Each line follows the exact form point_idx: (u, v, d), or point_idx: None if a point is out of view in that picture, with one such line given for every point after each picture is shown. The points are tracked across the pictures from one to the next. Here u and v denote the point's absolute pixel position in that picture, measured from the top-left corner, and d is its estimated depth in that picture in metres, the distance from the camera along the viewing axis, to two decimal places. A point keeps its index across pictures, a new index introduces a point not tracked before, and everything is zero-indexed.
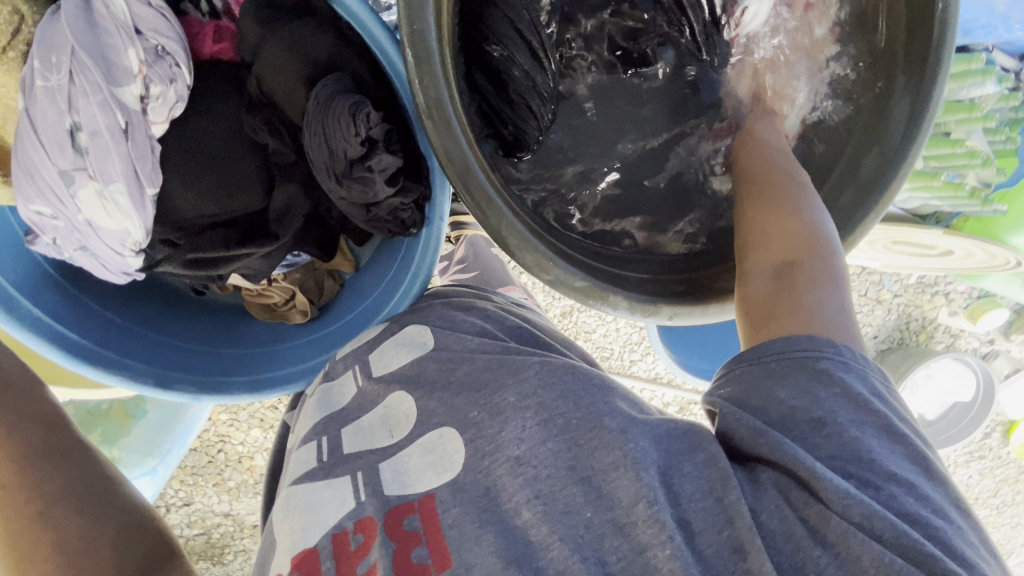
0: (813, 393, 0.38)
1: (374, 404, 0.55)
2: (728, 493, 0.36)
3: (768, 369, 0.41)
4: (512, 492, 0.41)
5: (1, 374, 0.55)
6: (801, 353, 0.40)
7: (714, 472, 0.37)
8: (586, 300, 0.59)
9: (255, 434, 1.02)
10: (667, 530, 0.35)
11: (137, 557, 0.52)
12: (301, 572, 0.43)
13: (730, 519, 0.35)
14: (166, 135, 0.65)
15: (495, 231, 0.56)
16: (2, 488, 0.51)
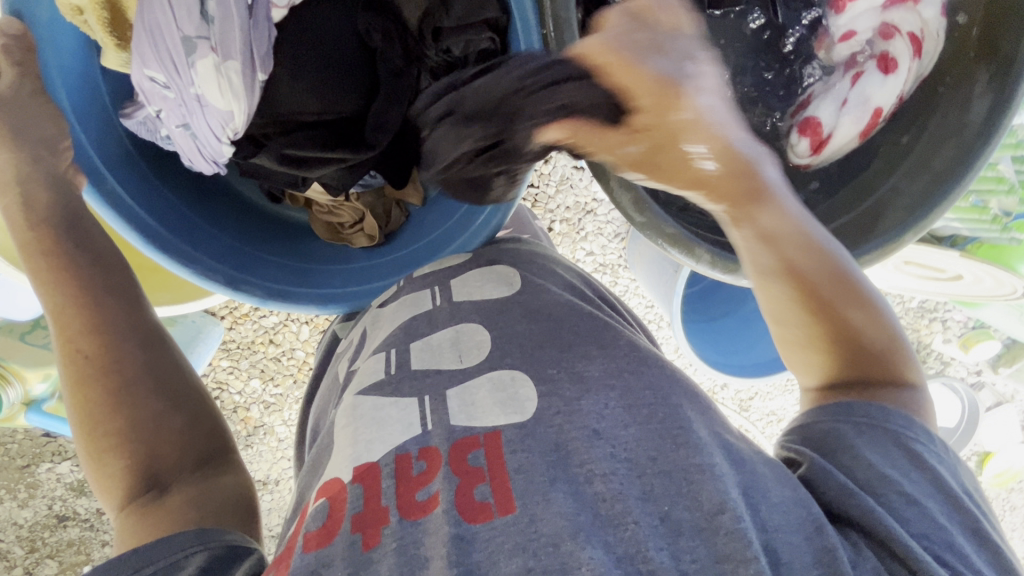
0: (905, 470, 0.42)
1: (443, 325, 0.55)
2: (821, 539, 0.37)
3: (847, 433, 0.45)
4: (593, 461, 0.40)
5: (101, 248, 0.56)
6: (886, 424, 0.45)
7: (806, 512, 0.38)
8: (672, 247, 0.65)
9: (253, 385, 1.09)
10: (753, 549, 0.35)
11: (199, 449, 0.54)
12: (363, 483, 0.41)
13: (825, 562, 0.36)
14: (283, 20, 0.63)
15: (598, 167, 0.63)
16: (86, 359, 0.52)
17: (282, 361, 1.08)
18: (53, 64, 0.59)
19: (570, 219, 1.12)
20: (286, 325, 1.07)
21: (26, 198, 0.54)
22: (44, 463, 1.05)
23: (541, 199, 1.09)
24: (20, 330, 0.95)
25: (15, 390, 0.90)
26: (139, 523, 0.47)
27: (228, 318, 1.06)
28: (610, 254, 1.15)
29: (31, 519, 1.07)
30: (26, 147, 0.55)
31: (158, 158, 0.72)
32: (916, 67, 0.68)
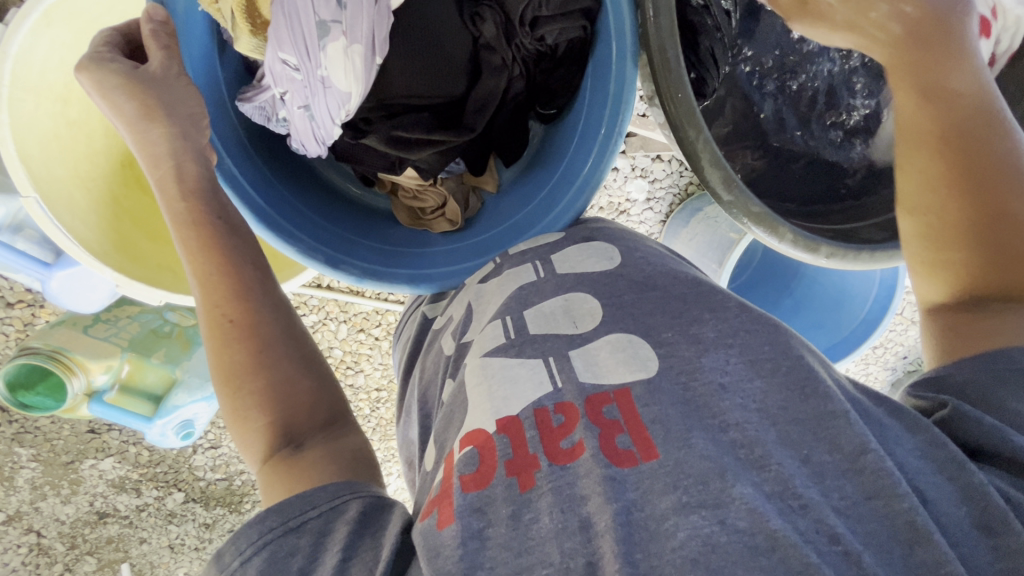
0: None
1: (553, 295, 0.58)
2: (963, 475, 0.39)
3: (992, 383, 0.46)
4: (727, 413, 0.42)
5: (236, 220, 0.59)
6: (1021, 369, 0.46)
7: (943, 454, 0.40)
8: (757, 226, 0.66)
9: None
10: (902, 486, 0.36)
11: (327, 409, 0.57)
12: (508, 433, 0.44)
13: (971, 496, 0.37)
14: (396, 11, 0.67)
15: (691, 147, 0.64)
16: (230, 323, 0.55)
17: None
18: (186, 50, 0.63)
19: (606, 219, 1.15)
20: (325, 323, 1.12)
21: (178, 169, 0.57)
22: (88, 459, 1.09)
23: None
24: (83, 324, 0.99)
25: (79, 381, 0.95)
26: (285, 475, 0.51)
27: None
28: None
29: (73, 515, 1.11)
30: (176, 123, 0.57)
31: (262, 145, 0.77)
32: (989, 45, 0.74)
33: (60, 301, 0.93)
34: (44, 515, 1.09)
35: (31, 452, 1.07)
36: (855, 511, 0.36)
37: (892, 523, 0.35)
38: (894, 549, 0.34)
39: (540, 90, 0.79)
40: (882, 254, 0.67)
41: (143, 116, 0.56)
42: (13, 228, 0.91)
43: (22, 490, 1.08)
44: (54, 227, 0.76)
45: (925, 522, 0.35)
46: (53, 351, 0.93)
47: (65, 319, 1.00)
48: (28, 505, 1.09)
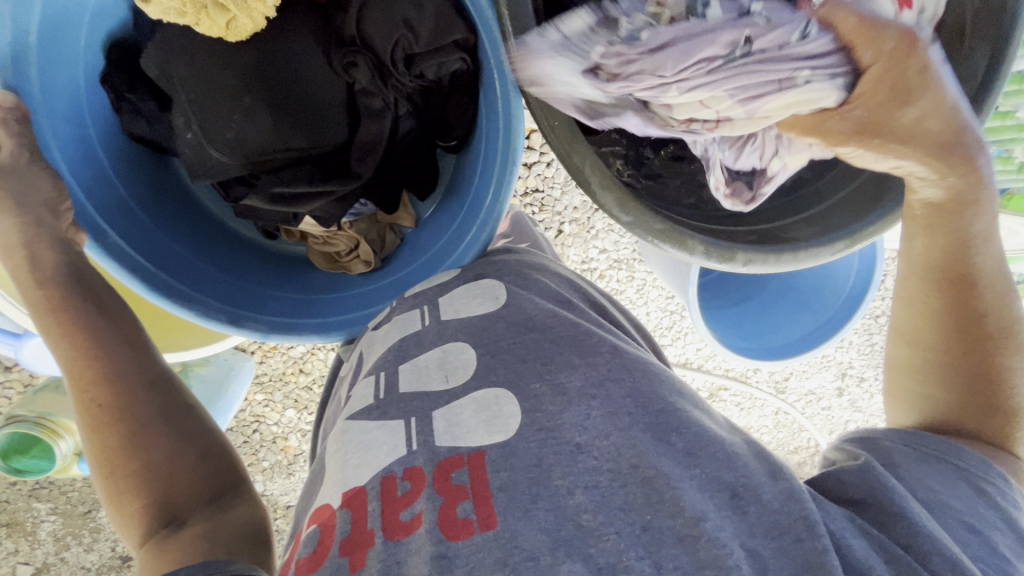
0: (967, 500, 0.44)
1: (431, 346, 0.57)
2: (811, 537, 0.36)
3: (920, 464, 0.46)
4: (566, 492, 0.39)
5: (109, 300, 0.59)
6: (970, 470, 0.46)
7: (798, 512, 0.37)
8: (662, 242, 0.58)
9: (289, 415, 1.12)
10: (734, 558, 0.35)
11: (213, 482, 0.57)
12: (350, 508, 0.42)
13: (810, 565, 0.35)
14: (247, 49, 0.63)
15: (578, 172, 0.57)
16: (100, 407, 0.55)
17: (315, 390, 1.11)
18: (46, 129, 0.62)
19: (580, 219, 1.09)
20: (314, 354, 1.09)
21: (31, 258, 0.56)
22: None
23: (548, 202, 1.07)
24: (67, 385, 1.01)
25: (66, 443, 0.95)
26: (156, 558, 0.50)
27: (258, 353, 1.08)
28: (624, 249, 1.13)
29: (98, 561, 1.12)
30: (27, 212, 0.57)
31: (155, 204, 0.75)
32: None
33: (37, 368, 0.95)
34: (70, 564, 1.12)
35: (49, 506, 1.08)
36: None
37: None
38: None
39: (434, 123, 0.75)
40: (807, 253, 0.59)
41: None
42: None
43: (47, 543, 1.10)
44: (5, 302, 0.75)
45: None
46: (37, 417, 0.94)
47: (49, 382, 1.03)
48: (54, 556, 1.11)
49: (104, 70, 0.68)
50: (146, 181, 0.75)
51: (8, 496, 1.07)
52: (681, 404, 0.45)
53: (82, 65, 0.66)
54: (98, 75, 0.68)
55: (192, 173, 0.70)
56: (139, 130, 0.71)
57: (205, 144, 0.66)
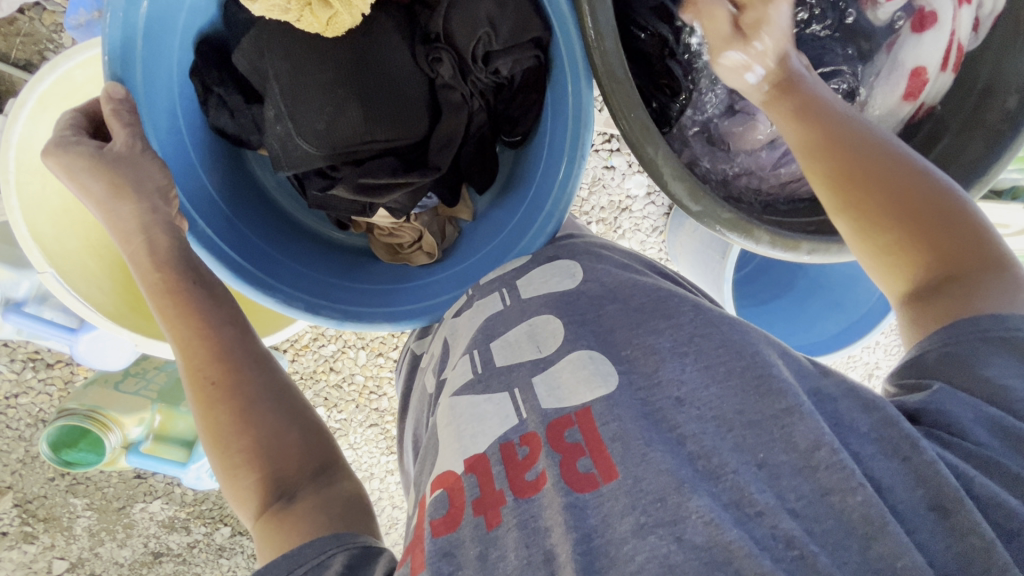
0: (1012, 368, 0.45)
1: (517, 321, 0.60)
2: (916, 453, 0.40)
3: (972, 348, 0.47)
4: (684, 424, 0.45)
5: (215, 286, 0.62)
6: (1007, 332, 0.47)
7: (895, 433, 0.41)
8: (732, 231, 0.65)
9: (319, 413, 1.16)
10: (857, 478, 0.38)
11: (318, 458, 0.60)
12: (475, 473, 0.47)
13: (924, 477, 0.39)
14: (338, 45, 0.68)
15: (650, 162, 0.64)
16: (215, 385, 0.58)
17: (343, 387, 1.15)
18: (148, 122, 0.66)
19: (606, 219, 1.15)
20: (344, 352, 1.13)
21: (151, 244, 0.59)
22: (138, 503, 1.13)
23: (575, 202, 1.13)
24: (115, 380, 1.03)
25: (116, 435, 0.97)
26: (278, 528, 0.53)
27: (290, 351, 1.12)
28: (650, 248, 1.17)
29: (131, 557, 1.15)
30: (144, 200, 0.59)
31: (234, 202, 0.80)
32: (968, 13, 0.69)
33: (89, 362, 0.97)
34: (104, 559, 1.14)
35: (84, 501, 1.11)
36: (812, 512, 0.38)
37: (847, 519, 0.37)
38: (851, 544, 0.37)
39: (500, 118, 0.81)
40: None
41: (112, 195, 0.58)
42: (39, 299, 0.96)
43: (81, 539, 1.13)
44: (72, 297, 0.80)
45: (881, 514, 0.37)
46: (88, 411, 0.97)
47: (96, 378, 1.04)
48: (89, 551, 1.14)
49: (195, 63, 0.73)
50: (223, 174, 0.79)
51: (46, 491, 1.10)
52: (765, 343, 0.49)
53: (177, 58, 0.71)
54: (189, 69, 0.73)
55: (274, 164, 0.74)
56: (223, 123, 0.75)
57: (294, 135, 0.70)
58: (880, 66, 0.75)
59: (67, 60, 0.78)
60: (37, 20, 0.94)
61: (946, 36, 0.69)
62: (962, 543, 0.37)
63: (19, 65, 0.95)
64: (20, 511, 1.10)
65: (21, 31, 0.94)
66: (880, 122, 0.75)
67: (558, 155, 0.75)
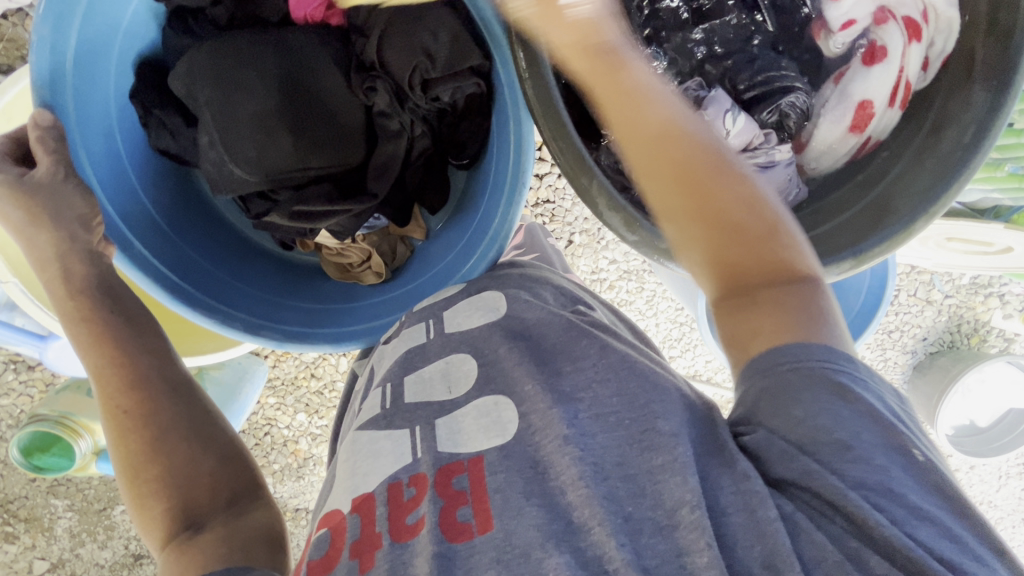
0: (833, 410, 0.40)
1: (435, 357, 0.60)
2: (761, 508, 0.39)
3: (786, 382, 0.42)
4: (566, 470, 0.44)
5: (132, 309, 0.62)
6: (822, 365, 0.42)
7: (744, 488, 0.41)
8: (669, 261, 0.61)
9: (300, 419, 1.15)
10: (706, 538, 0.38)
11: (232, 486, 0.59)
12: (360, 513, 0.46)
13: (764, 534, 0.38)
14: (271, 75, 0.68)
15: (586, 194, 0.63)
16: (126, 413, 0.58)
17: (325, 394, 1.14)
18: (80, 147, 0.67)
19: (590, 229, 1.13)
20: (326, 358, 1.13)
21: (66, 271, 0.60)
22: (118, 505, 1.13)
23: (558, 213, 1.11)
24: (88, 387, 1.03)
25: (85, 442, 0.98)
26: (177, 560, 0.53)
27: (271, 356, 1.12)
28: (633, 260, 1.15)
29: (111, 559, 1.14)
30: (63, 227, 0.60)
31: (177, 221, 0.80)
32: (918, 51, 0.67)
33: (61, 370, 0.97)
34: (84, 561, 1.13)
35: (66, 502, 1.12)
36: (661, 570, 0.38)
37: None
38: None
39: (447, 142, 0.80)
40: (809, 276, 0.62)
41: (30, 222, 0.60)
42: (10, 306, 0.98)
43: (63, 539, 1.13)
44: (35, 307, 0.80)
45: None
46: (59, 418, 0.97)
47: (71, 383, 1.04)
48: (69, 552, 1.13)
49: (134, 87, 0.73)
50: (167, 196, 0.80)
51: (28, 492, 1.11)
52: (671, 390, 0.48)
53: (114, 82, 0.71)
54: (128, 92, 0.73)
55: (214, 188, 0.74)
56: (165, 144, 0.75)
57: (227, 161, 0.70)
58: (827, 97, 0.73)
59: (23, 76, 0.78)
60: (21, 25, 0.93)
61: (891, 77, 0.68)
62: None
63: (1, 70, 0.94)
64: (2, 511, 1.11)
65: (7, 37, 0.93)
66: (823, 154, 0.74)
67: (503, 181, 0.73)
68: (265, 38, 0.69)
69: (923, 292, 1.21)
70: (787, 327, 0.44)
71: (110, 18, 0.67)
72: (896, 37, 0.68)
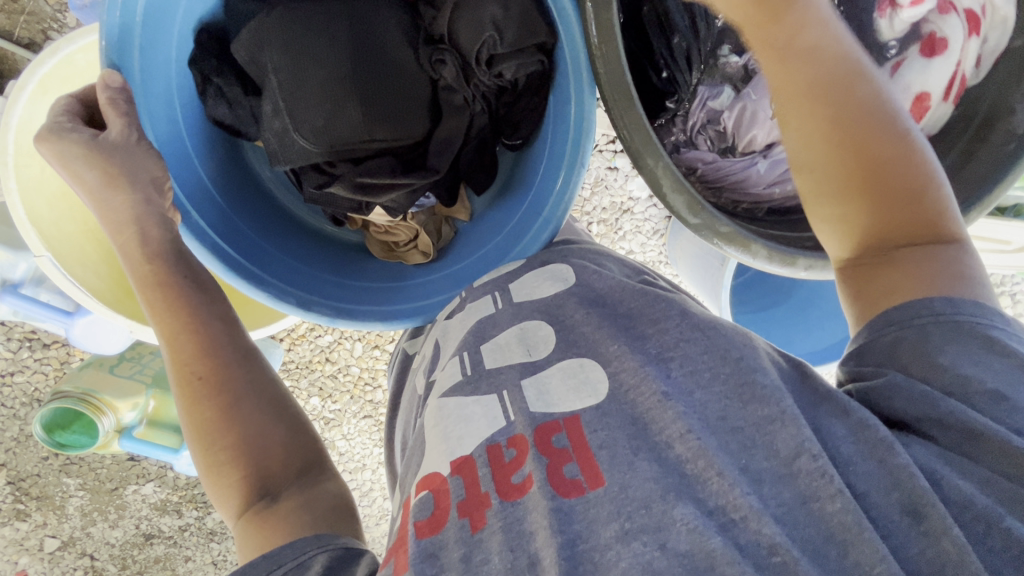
0: (985, 361, 0.43)
1: (507, 325, 0.60)
2: (891, 455, 0.40)
3: (926, 332, 0.45)
4: (672, 426, 0.44)
5: (203, 278, 0.61)
6: (975, 320, 0.45)
7: (871, 438, 0.42)
8: (728, 246, 0.63)
9: (313, 402, 1.14)
10: (837, 485, 0.39)
11: (304, 457, 0.58)
12: (461, 474, 0.46)
13: (899, 480, 0.39)
14: (340, 45, 0.67)
15: (651, 174, 0.62)
16: (201, 380, 0.56)
17: (338, 378, 1.13)
18: (144, 110, 0.66)
19: (607, 220, 1.14)
20: (340, 343, 1.12)
21: (141, 235, 0.59)
22: (131, 485, 1.10)
23: (577, 202, 1.12)
24: (109, 363, 1.00)
25: (109, 420, 0.94)
26: (258, 528, 0.52)
27: (286, 340, 1.11)
28: (650, 251, 1.16)
29: (122, 538, 1.12)
30: (137, 190, 0.60)
31: (229, 193, 0.79)
32: (977, 45, 0.65)
33: (84, 346, 0.93)
34: (95, 540, 1.12)
35: (78, 481, 1.09)
36: (793, 517, 0.38)
37: (826, 525, 0.38)
38: (829, 552, 0.37)
39: (501, 121, 0.79)
40: None
41: (104, 184, 0.59)
42: (35, 282, 0.92)
43: (74, 518, 1.10)
44: (69, 282, 0.78)
45: (859, 521, 0.37)
46: (82, 394, 0.94)
47: (91, 360, 1.01)
48: (81, 530, 1.11)
49: (194, 53, 0.72)
50: (219, 167, 0.79)
51: (39, 469, 1.08)
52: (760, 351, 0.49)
53: (176, 46, 0.70)
54: (188, 58, 0.73)
55: (272, 158, 0.73)
56: (220, 113, 0.75)
57: (291, 130, 0.69)
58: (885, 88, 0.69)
59: (68, 45, 0.76)
60: None
61: (950, 73, 0.66)
62: (936, 547, 0.36)
63: (22, 44, 0.91)
64: (12, 488, 1.08)
65: (25, 10, 0.90)
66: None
67: (562, 159, 0.73)
68: (334, 8, 0.68)
69: None
70: (936, 283, 0.47)
71: None
72: (954, 30, 0.66)
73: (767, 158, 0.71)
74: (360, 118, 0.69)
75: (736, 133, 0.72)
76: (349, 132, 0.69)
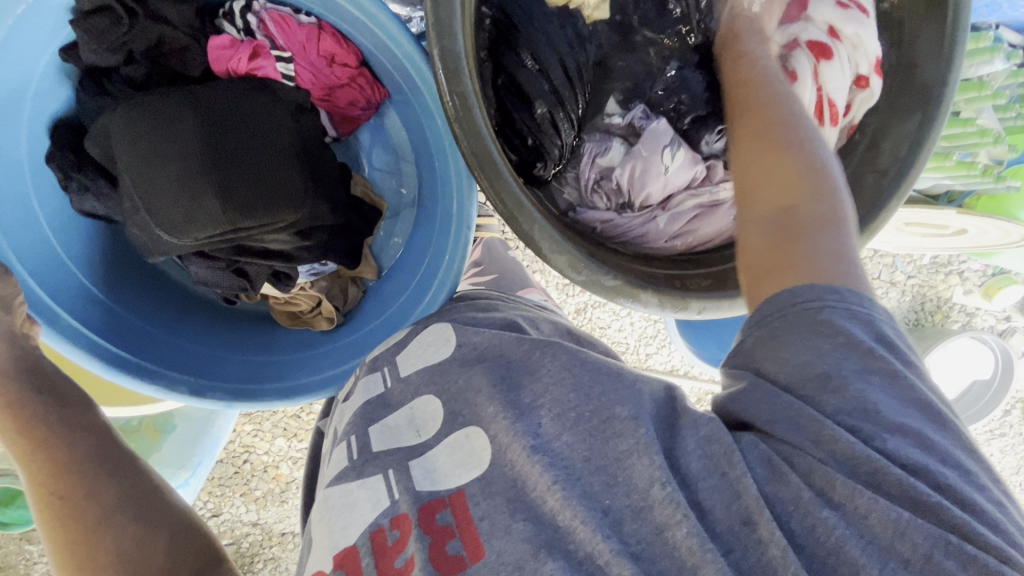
0: (815, 346, 0.40)
1: (399, 404, 0.56)
2: (732, 467, 0.39)
3: (777, 330, 0.42)
4: (537, 477, 0.42)
5: (62, 394, 0.57)
6: (810, 302, 0.41)
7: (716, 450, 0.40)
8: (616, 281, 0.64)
9: (279, 443, 1.01)
10: (683, 510, 0.38)
11: (189, 564, 0.52)
12: (344, 568, 0.44)
13: (736, 491, 0.38)
14: (193, 136, 0.65)
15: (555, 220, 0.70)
16: (60, 498, 0.52)
17: (302, 416, 1.01)
18: None
19: None
20: None
21: None
22: None
23: None
24: None
25: None
26: None
27: None
28: None
29: None
30: None
31: (115, 287, 0.75)
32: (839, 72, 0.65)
33: None
34: None
35: None
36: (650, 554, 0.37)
37: (677, 554, 0.37)
38: None
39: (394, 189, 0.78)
40: None
41: None
42: None
43: None
44: None
45: (703, 543, 0.36)
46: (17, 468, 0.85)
47: None
48: None
49: (49, 150, 0.70)
50: (102, 262, 0.75)
51: None
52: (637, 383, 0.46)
53: (25, 147, 0.68)
54: (43, 156, 0.70)
55: (147, 252, 0.71)
56: (90, 207, 0.71)
57: (153, 226, 0.67)
58: None
59: None
60: None
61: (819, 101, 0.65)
62: (762, 555, 0.35)
63: None
64: None
65: None
66: None
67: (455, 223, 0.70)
68: (184, 98, 0.67)
69: (885, 275, 1.17)
70: (796, 258, 0.44)
71: (14, 75, 0.64)
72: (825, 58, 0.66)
73: (665, 212, 0.68)
74: (221, 202, 0.66)
75: (632, 190, 0.69)
76: (210, 218, 0.66)
